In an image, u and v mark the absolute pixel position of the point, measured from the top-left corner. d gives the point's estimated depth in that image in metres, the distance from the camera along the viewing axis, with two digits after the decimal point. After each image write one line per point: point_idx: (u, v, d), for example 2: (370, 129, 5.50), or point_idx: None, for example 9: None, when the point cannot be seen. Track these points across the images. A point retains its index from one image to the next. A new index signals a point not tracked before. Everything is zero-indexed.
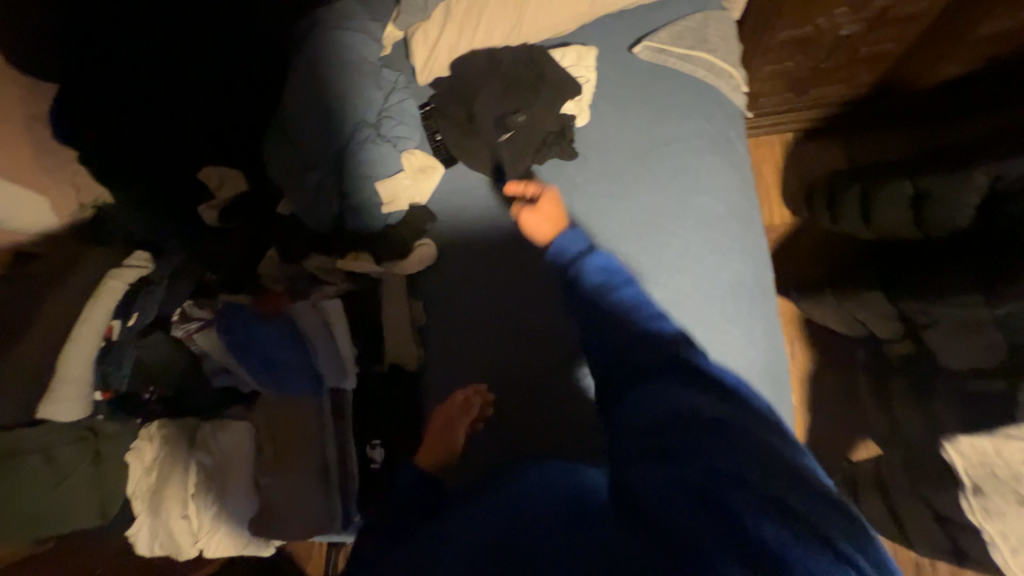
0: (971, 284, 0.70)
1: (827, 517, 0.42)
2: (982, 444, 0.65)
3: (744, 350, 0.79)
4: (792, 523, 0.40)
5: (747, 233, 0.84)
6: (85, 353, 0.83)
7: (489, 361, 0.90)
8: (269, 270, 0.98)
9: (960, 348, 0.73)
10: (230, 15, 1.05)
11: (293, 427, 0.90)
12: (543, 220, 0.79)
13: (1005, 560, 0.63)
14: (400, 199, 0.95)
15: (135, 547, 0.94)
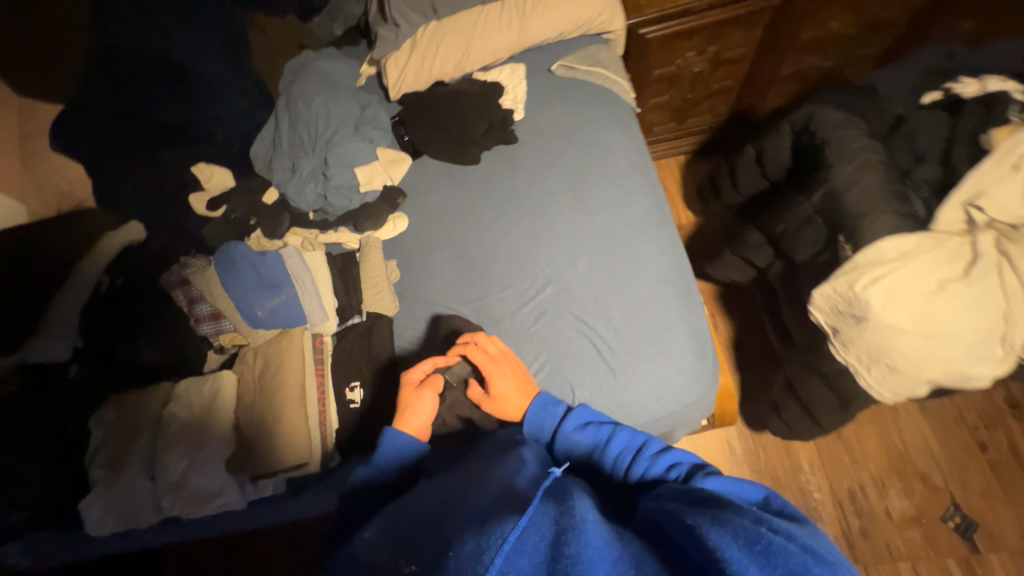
0: (797, 194, 0.97)
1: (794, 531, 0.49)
2: (827, 293, 0.84)
3: (657, 257, 0.98)
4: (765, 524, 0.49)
5: (650, 177, 1.08)
6: (77, 298, 0.90)
7: (457, 303, 1.03)
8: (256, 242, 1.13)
9: (804, 243, 0.96)
10: (218, 46, 1.23)
11: (272, 364, 0.93)
12: (505, 407, 0.84)
13: (863, 378, 0.83)
14: (376, 180, 1.15)
15: (87, 527, 0.87)
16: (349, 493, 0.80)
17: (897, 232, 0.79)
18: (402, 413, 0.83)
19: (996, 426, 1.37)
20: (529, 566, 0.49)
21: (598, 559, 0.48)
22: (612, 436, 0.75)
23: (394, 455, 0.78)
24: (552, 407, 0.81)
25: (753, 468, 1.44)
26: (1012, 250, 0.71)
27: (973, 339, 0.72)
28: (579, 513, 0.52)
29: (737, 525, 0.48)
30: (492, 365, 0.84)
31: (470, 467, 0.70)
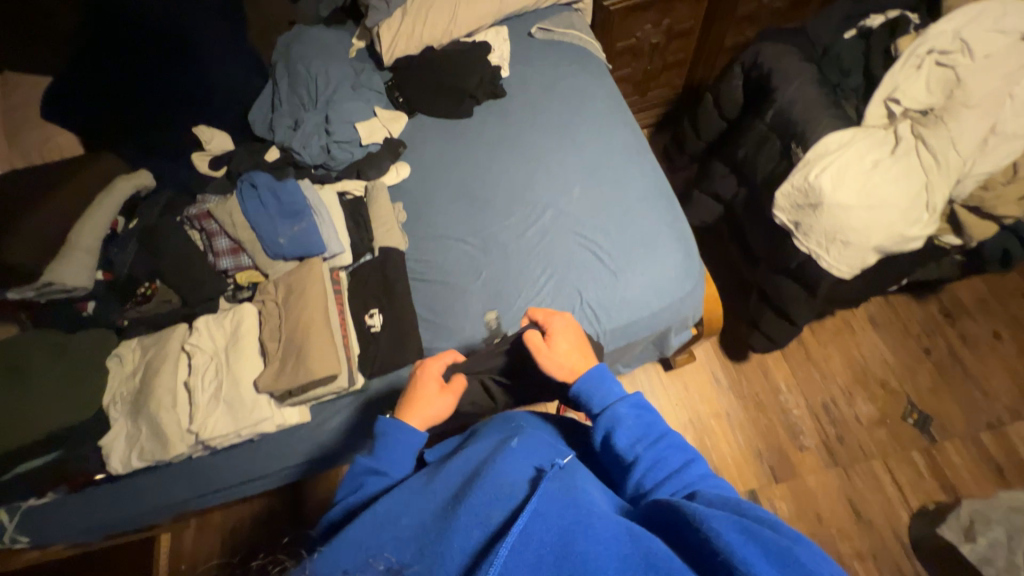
0: (753, 120, 1.13)
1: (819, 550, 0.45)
2: (787, 192, 0.98)
3: (642, 177, 1.11)
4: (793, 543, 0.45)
5: (628, 117, 1.21)
6: (98, 232, 0.88)
7: (464, 233, 1.11)
8: None
9: (763, 160, 1.11)
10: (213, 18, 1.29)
11: (294, 290, 0.95)
12: (558, 360, 0.73)
13: (823, 260, 0.96)
14: (377, 134, 1.23)
15: (109, 462, 0.88)
16: (344, 483, 0.67)
17: (836, 130, 0.96)
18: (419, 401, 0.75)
19: (936, 334, 1.56)
20: (529, 562, 0.46)
21: (608, 557, 0.45)
22: (662, 438, 0.60)
23: (396, 449, 0.68)
24: (602, 389, 0.66)
25: (737, 395, 1.55)
26: (924, 132, 0.90)
27: (904, 205, 0.89)
28: (585, 504, 0.51)
29: (766, 536, 0.44)
30: (554, 319, 0.78)
31: (472, 458, 0.62)
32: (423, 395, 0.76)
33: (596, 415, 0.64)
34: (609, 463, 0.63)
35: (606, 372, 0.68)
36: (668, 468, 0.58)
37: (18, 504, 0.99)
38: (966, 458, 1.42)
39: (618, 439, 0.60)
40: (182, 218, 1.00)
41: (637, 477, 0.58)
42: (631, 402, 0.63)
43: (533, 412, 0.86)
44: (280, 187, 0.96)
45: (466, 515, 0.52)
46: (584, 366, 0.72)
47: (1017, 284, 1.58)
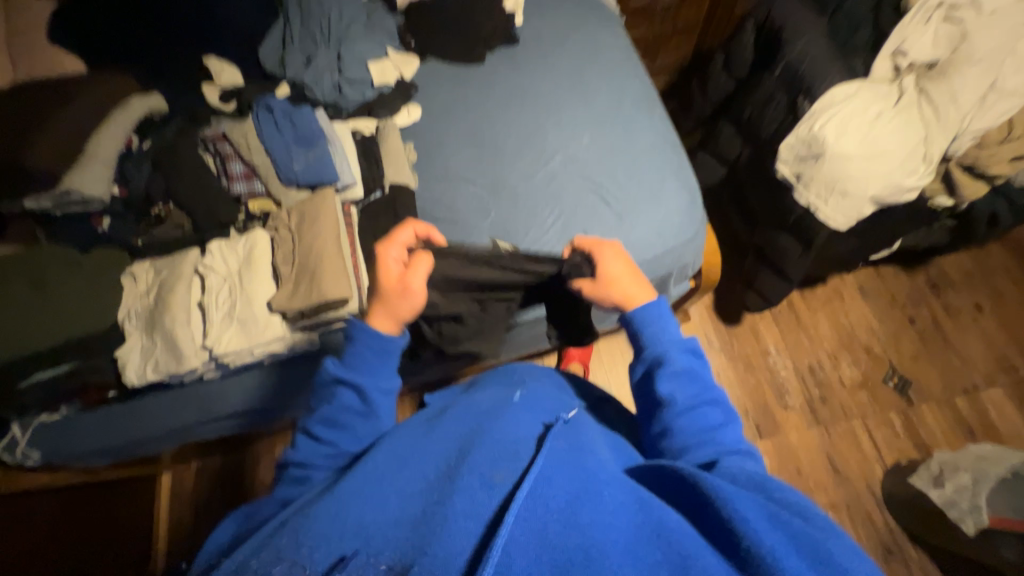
0: (763, 77, 1.14)
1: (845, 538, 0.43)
2: (791, 144, 1.00)
3: (651, 130, 1.12)
4: (816, 530, 0.43)
5: (640, 74, 1.21)
6: (113, 148, 0.92)
7: (475, 175, 1.12)
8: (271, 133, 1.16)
9: (770, 117, 1.14)
10: None
11: (309, 219, 0.96)
12: (612, 289, 0.69)
13: (819, 212, 1.00)
14: (389, 75, 1.21)
15: (122, 372, 0.91)
16: (316, 391, 0.66)
17: (842, 83, 1.00)
18: (387, 302, 0.69)
19: (921, 304, 1.62)
20: (539, 524, 0.44)
21: (616, 524, 0.44)
22: (707, 392, 0.58)
23: (368, 356, 0.65)
24: (657, 326, 0.62)
25: (727, 356, 1.60)
26: (928, 86, 0.93)
27: (903, 155, 0.92)
28: (593, 470, 0.51)
29: (794, 526, 0.42)
30: (602, 248, 0.72)
31: (474, 412, 0.64)
32: (388, 291, 0.69)
33: (645, 348, 0.62)
34: (640, 399, 0.62)
35: (665, 310, 0.64)
36: (701, 422, 0.56)
37: (32, 419, 0.98)
38: (940, 420, 1.49)
39: (661, 381, 0.58)
40: (199, 142, 1.02)
41: (668, 422, 0.57)
42: (683, 345, 0.61)
43: (532, 365, 0.87)
44: (297, 114, 0.99)
45: (470, 475, 0.50)
46: (640, 299, 0.67)
47: (1000, 259, 1.64)
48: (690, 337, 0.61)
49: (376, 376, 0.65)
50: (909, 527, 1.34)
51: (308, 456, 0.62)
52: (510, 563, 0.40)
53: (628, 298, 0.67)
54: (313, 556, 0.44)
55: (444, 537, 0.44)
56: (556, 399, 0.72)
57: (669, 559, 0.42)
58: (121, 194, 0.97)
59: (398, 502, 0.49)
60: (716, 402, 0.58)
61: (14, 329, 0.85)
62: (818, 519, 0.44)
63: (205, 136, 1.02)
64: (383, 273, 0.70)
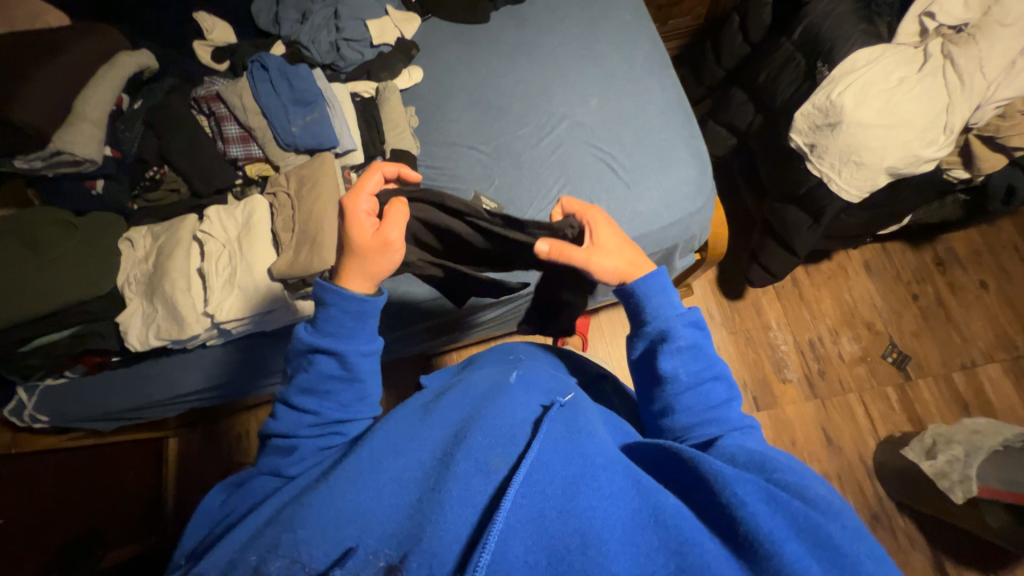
0: (782, 40, 1.09)
1: (848, 520, 0.42)
2: (807, 111, 0.97)
3: (661, 95, 1.08)
4: (817, 511, 0.42)
5: (651, 35, 1.15)
6: (102, 105, 0.89)
7: (479, 140, 1.09)
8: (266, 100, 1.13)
9: (786, 83, 1.09)
10: None
11: (309, 185, 0.94)
12: (620, 255, 0.68)
13: (832, 184, 0.97)
14: (388, 34, 1.16)
15: (125, 337, 0.91)
16: (292, 359, 0.64)
17: (865, 47, 0.95)
18: (362, 259, 0.64)
19: (925, 280, 1.61)
20: (532, 512, 0.45)
21: (613, 511, 0.44)
22: (711, 370, 0.57)
23: (344, 321, 0.61)
24: (659, 298, 0.61)
25: (728, 331, 1.60)
26: (955, 51, 0.89)
27: (923, 124, 0.89)
28: (591, 454, 0.49)
29: (795, 507, 0.41)
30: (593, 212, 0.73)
31: (470, 393, 0.62)
32: (358, 245, 0.64)
33: (647, 321, 0.60)
34: (641, 373, 0.61)
35: (668, 282, 0.62)
36: (705, 399, 0.56)
37: (35, 382, 0.98)
38: (935, 395, 1.51)
39: (663, 359, 0.58)
40: (192, 101, 0.99)
41: (669, 398, 0.57)
42: (686, 319, 0.59)
43: (529, 345, 0.89)
44: (294, 73, 0.94)
45: (466, 461, 0.49)
46: (644, 269, 0.67)
47: (1008, 236, 1.62)
48: (694, 310, 0.60)
49: (356, 342, 0.62)
50: (898, 497, 1.38)
51: (302, 430, 0.61)
52: (506, 553, 0.42)
53: (627, 266, 0.67)
54: (313, 553, 0.44)
55: (440, 526, 0.44)
56: (553, 376, 0.71)
57: (666, 545, 0.42)
58: (113, 155, 0.94)
59: (396, 487, 0.50)
60: (720, 379, 0.57)
61: (7, 295, 0.82)
62: (819, 502, 0.43)
63: (198, 95, 0.97)
64: (354, 226, 0.65)
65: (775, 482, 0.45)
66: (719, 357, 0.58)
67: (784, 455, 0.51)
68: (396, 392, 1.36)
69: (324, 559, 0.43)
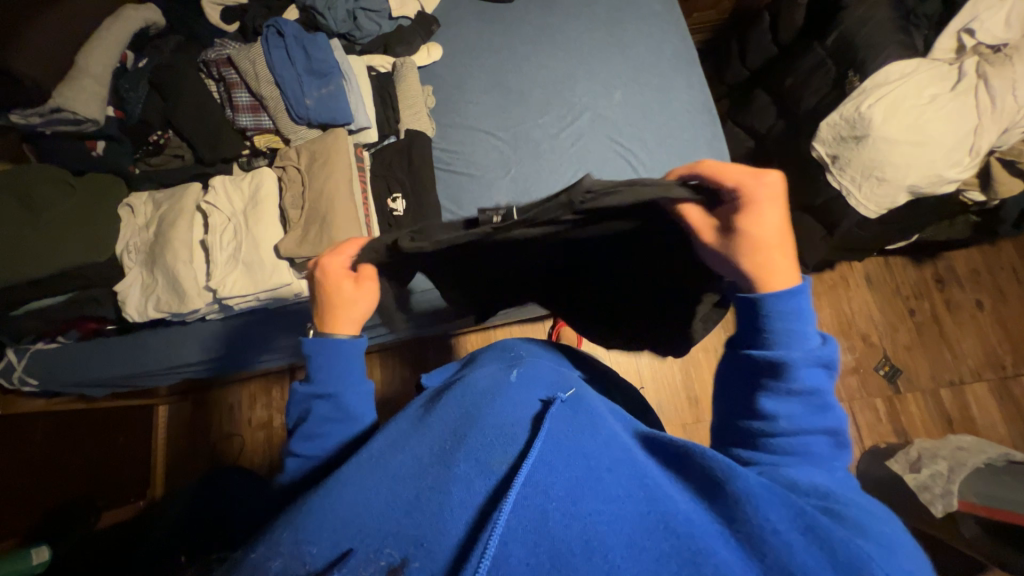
0: (814, 45, 1.06)
1: (885, 543, 0.41)
2: (833, 122, 0.96)
3: (687, 92, 1.05)
4: (852, 534, 0.41)
5: (680, 26, 1.11)
6: (107, 60, 0.85)
7: (497, 126, 1.06)
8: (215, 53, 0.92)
9: (814, 91, 1.07)
10: None
11: (321, 162, 0.90)
12: (752, 256, 0.53)
13: (850, 196, 0.96)
14: (409, 7, 1.11)
15: (123, 308, 0.88)
16: (290, 411, 0.63)
17: (899, 60, 0.93)
18: (349, 313, 0.64)
19: (922, 296, 1.62)
20: (536, 512, 0.43)
21: (618, 515, 0.43)
22: (823, 413, 0.51)
23: (333, 364, 0.60)
24: (793, 324, 0.51)
25: (726, 334, 1.61)
26: (990, 71, 0.88)
27: (949, 144, 0.88)
28: (594, 455, 0.48)
29: (836, 538, 0.40)
30: (748, 182, 0.53)
31: (467, 391, 0.60)
32: (340, 300, 0.63)
33: (770, 345, 0.52)
34: (729, 391, 0.56)
35: (805, 307, 0.52)
36: (805, 447, 0.50)
37: (26, 345, 0.95)
38: (921, 408, 1.54)
39: (767, 395, 0.51)
40: (201, 64, 0.94)
41: (759, 432, 0.51)
42: (816, 357, 0.51)
43: (525, 339, 0.87)
44: (311, 41, 0.90)
45: (466, 461, 0.48)
46: (778, 282, 0.53)
47: (1009, 257, 1.63)
48: (829, 349, 0.51)
49: (348, 381, 0.61)
50: None
51: (299, 448, 0.59)
52: (507, 556, 0.40)
53: (766, 274, 0.53)
54: (313, 553, 0.43)
55: (439, 527, 0.43)
56: (554, 371, 0.69)
57: (677, 551, 0.40)
58: (116, 116, 0.90)
59: (393, 483, 0.49)
60: (825, 421, 0.51)
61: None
62: (876, 537, 0.41)
63: (207, 57, 0.92)
64: (334, 283, 0.64)
65: (830, 511, 0.43)
66: (834, 402, 0.52)
67: (859, 494, 0.48)
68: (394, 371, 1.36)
69: (324, 557, 0.43)
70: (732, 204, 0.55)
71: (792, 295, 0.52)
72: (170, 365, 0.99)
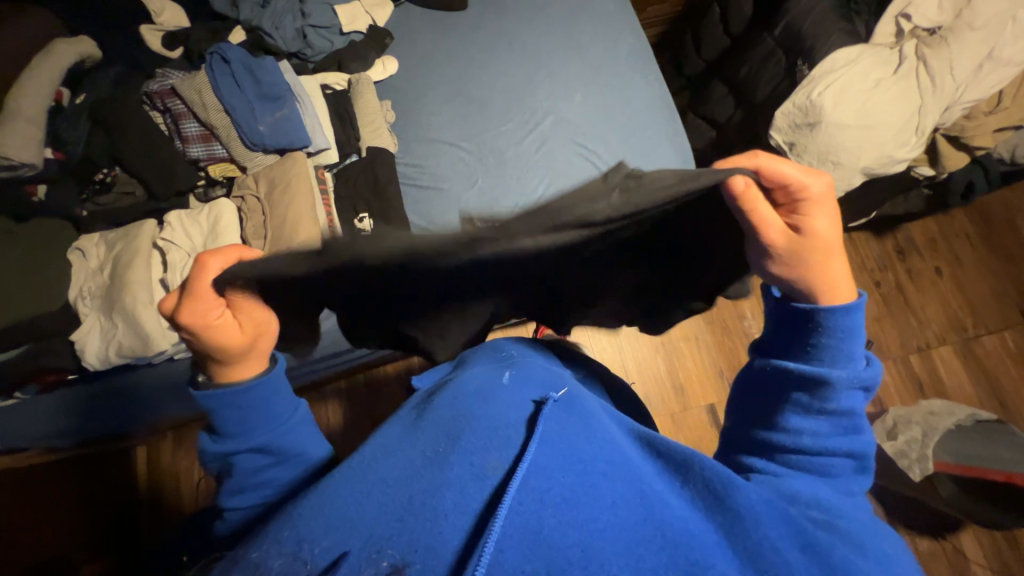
0: (764, 34, 1.08)
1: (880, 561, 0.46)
2: (787, 111, 0.97)
3: (643, 88, 1.06)
4: (851, 552, 0.46)
5: (631, 22, 1.12)
6: (38, 101, 0.80)
7: (461, 136, 1.05)
8: (156, 87, 0.88)
9: (766, 81, 1.10)
10: None
11: (281, 189, 0.88)
12: (818, 266, 0.53)
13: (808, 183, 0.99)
14: (359, 21, 1.09)
15: (82, 358, 0.83)
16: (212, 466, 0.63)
17: (843, 47, 0.97)
18: (249, 356, 0.60)
19: (886, 268, 1.68)
20: (536, 518, 0.42)
21: (617, 522, 0.43)
22: (857, 437, 0.55)
23: (236, 416, 0.59)
24: (840, 343, 0.53)
25: (705, 320, 1.64)
26: (928, 53, 0.91)
27: (896, 126, 0.91)
28: (589, 460, 0.48)
29: (830, 557, 0.44)
30: (809, 184, 0.52)
31: (458, 392, 0.58)
32: (237, 353, 0.59)
33: (810, 359, 0.54)
34: (757, 400, 0.59)
35: (857, 327, 0.53)
36: (829, 467, 0.54)
37: None
38: (893, 376, 1.60)
39: (793, 412, 0.55)
40: (144, 97, 0.90)
41: (781, 446, 0.55)
42: (858, 379, 0.53)
43: (516, 338, 0.84)
44: (259, 67, 0.87)
45: (460, 465, 0.46)
46: (841, 292, 0.54)
47: (962, 224, 1.71)
48: (868, 374, 0.53)
49: (255, 429, 0.60)
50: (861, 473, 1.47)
51: (229, 500, 0.60)
52: (503, 562, 0.39)
53: (829, 284, 0.54)
54: (315, 551, 0.41)
55: (436, 531, 0.42)
56: (545, 370, 0.69)
57: (675, 560, 0.42)
58: (56, 156, 0.85)
59: (386, 489, 0.46)
60: (851, 443, 0.54)
61: None
62: (875, 556, 0.46)
63: (149, 89, 0.88)
64: (224, 339, 0.57)
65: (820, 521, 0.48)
66: (863, 426, 0.55)
67: (868, 513, 0.52)
68: (376, 390, 1.33)
69: (325, 558, 0.41)
70: (791, 207, 0.54)
71: (847, 312, 0.53)
72: (140, 409, 0.95)
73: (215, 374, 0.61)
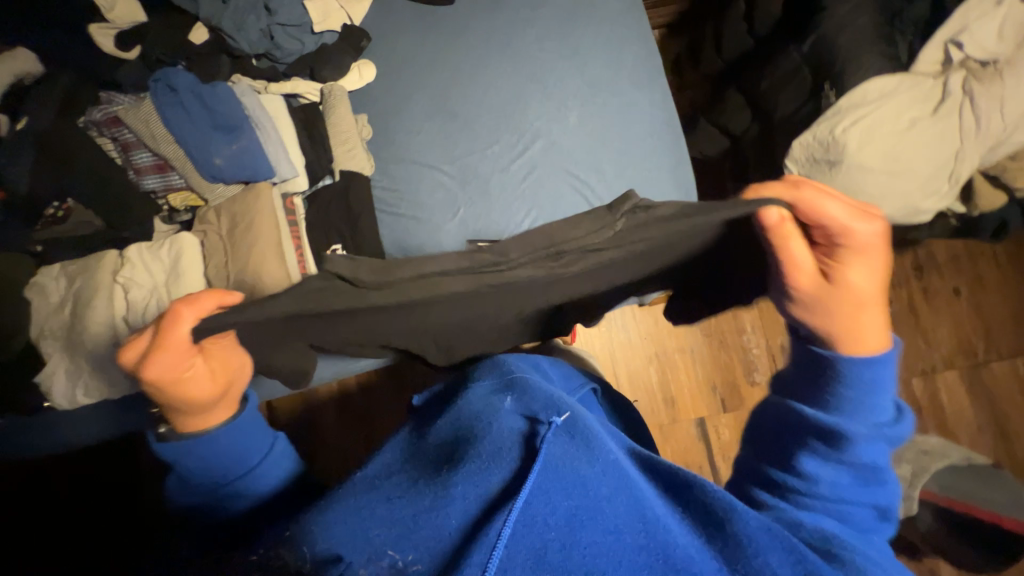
0: (792, 46, 0.94)
1: None
2: (805, 142, 0.86)
3: (648, 107, 0.95)
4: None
5: (639, 23, 0.99)
6: None
7: (443, 157, 0.95)
8: (99, 116, 0.84)
9: (787, 99, 0.98)
10: None
11: (245, 222, 0.83)
12: (844, 313, 0.50)
13: None
14: (333, 18, 0.97)
15: (50, 398, 0.81)
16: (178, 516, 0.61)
17: (880, 75, 0.84)
18: (214, 404, 0.57)
19: (901, 285, 1.59)
20: (535, 544, 0.40)
21: (616, 548, 0.40)
22: (876, 480, 0.49)
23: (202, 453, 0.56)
24: (867, 395, 0.50)
25: (703, 333, 1.59)
26: (977, 88, 0.79)
27: (925, 174, 0.81)
28: (592, 482, 0.44)
29: None
30: (855, 229, 0.49)
31: (463, 407, 0.54)
32: (203, 403, 0.55)
33: (828, 409, 0.50)
34: (762, 436, 0.53)
35: (886, 376, 0.50)
36: (845, 519, 0.48)
37: None
38: None
39: (807, 456, 0.49)
40: (89, 125, 0.86)
41: (793, 492, 0.49)
42: (881, 434, 0.49)
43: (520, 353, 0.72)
44: (210, 95, 0.83)
45: (463, 484, 0.44)
46: (870, 343, 0.50)
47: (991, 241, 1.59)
48: (892, 424, 0.50)
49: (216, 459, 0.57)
50: None
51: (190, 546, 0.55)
52: None
53: (856, 335, 0.50)
54: (314, 553, 0.41)
55: (437, 546, 0.41)
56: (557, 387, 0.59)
57: None
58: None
59: (390, 502, 0.45)
60: (871, 491, 0.49)
61: None
62: None
63: (93, 119, 0.85)
64: (190, 391, 0.53)
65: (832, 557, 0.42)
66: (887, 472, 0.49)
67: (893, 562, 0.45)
68: None
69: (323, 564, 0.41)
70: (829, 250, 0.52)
71: (869, 365, 0.50)
72: None
73: (180, 423, 0.57)
